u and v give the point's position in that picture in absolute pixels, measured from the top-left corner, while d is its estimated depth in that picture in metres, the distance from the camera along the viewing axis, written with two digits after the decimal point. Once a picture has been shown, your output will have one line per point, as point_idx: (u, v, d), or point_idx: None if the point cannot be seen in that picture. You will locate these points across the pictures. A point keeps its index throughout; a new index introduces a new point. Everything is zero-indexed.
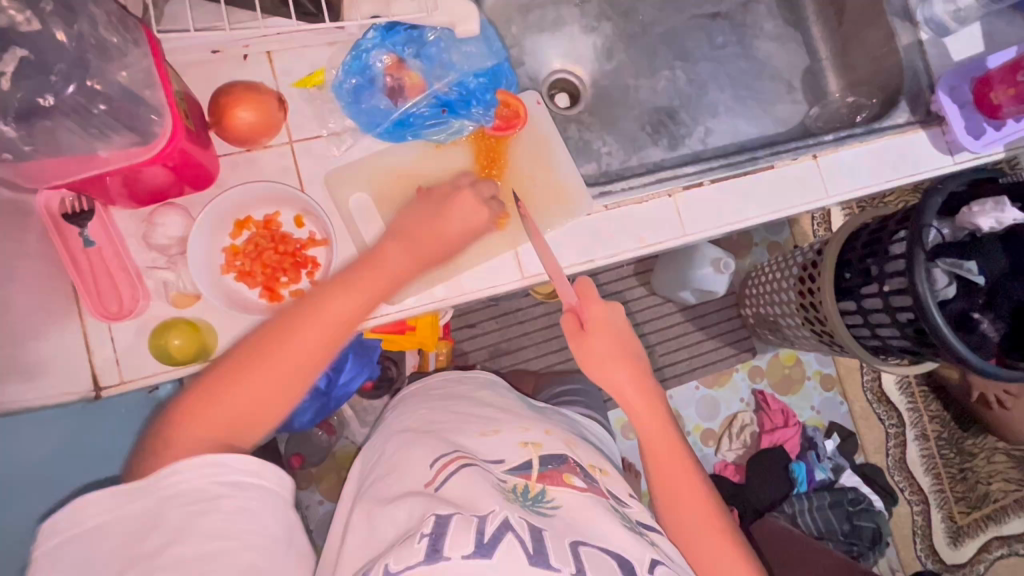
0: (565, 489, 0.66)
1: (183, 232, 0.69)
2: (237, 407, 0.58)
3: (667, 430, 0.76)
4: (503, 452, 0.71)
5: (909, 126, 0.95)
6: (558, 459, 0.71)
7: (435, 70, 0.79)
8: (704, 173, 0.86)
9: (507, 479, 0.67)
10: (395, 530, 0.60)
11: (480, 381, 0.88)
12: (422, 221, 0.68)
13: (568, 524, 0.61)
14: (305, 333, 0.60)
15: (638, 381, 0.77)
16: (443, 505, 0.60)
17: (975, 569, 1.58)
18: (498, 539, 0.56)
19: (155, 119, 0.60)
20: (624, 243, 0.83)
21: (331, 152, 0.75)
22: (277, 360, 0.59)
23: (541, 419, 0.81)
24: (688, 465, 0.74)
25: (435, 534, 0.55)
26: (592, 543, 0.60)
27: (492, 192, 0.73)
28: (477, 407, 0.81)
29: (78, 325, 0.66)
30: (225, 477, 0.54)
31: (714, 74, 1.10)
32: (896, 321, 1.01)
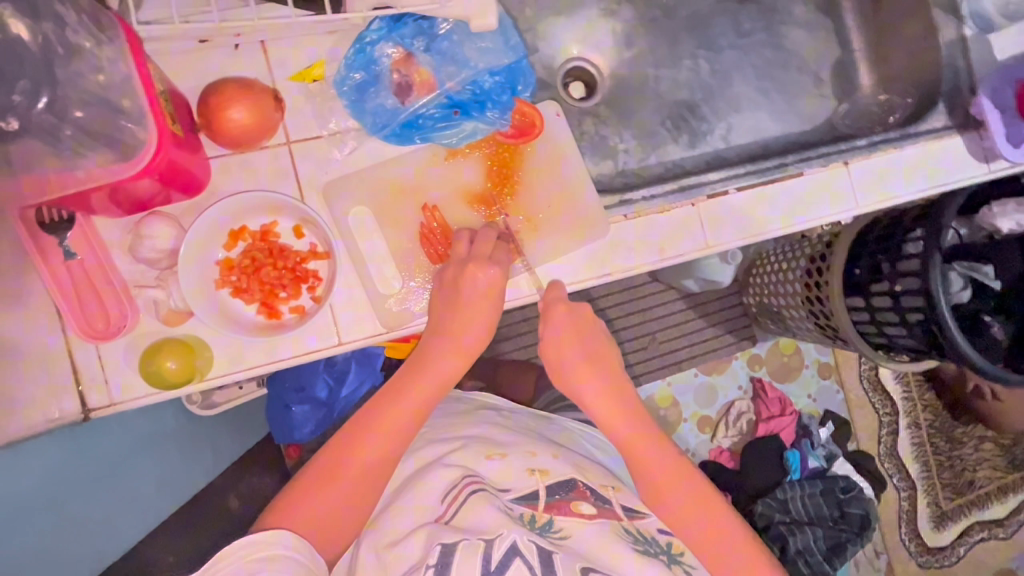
0: (572, 519, 0.64)
1: (174, 243, 0.64)
2: (318, 511, 0.61)
3: (651, 436, 0.69)
4: (513, 482, 0.69)
5: (946, 131, 0.90)
6: (565, 487, 0.68)
7: (445, 66, 0.72)
8: (729, 181, 0.82)
9: (514, 507, 0.64)
10: (401, 564, 0.58)
11: (478, 403, 0.87)
12: (461, 313, 0.67)
13: (578, 552, 0.59)
14: (369, 439, 0.64)
15: (612, 394, 0.70)
16: (449, 533, 0.58)
17: (955, 552, 1.61)
18: (506, 565, 0.54)
19: (129, 126, 0.53)
20: (643, 255, 0.78)
21: (332, 155, 0.69)
22: (352, 463, 0.63)
23: (544, 440, 0.78)
24: (684, 467, 0.69)
25: (440, 563, 0.53)
26: (604, 571, 0.58)
27: (494, 250, 0.69)
28: (479, 427, 0.78)
29: (63, 346, 0.62)
30: (267, 552, 0.54)
31: (739, 64, 1.03)
32: (904, 321, 0.98)
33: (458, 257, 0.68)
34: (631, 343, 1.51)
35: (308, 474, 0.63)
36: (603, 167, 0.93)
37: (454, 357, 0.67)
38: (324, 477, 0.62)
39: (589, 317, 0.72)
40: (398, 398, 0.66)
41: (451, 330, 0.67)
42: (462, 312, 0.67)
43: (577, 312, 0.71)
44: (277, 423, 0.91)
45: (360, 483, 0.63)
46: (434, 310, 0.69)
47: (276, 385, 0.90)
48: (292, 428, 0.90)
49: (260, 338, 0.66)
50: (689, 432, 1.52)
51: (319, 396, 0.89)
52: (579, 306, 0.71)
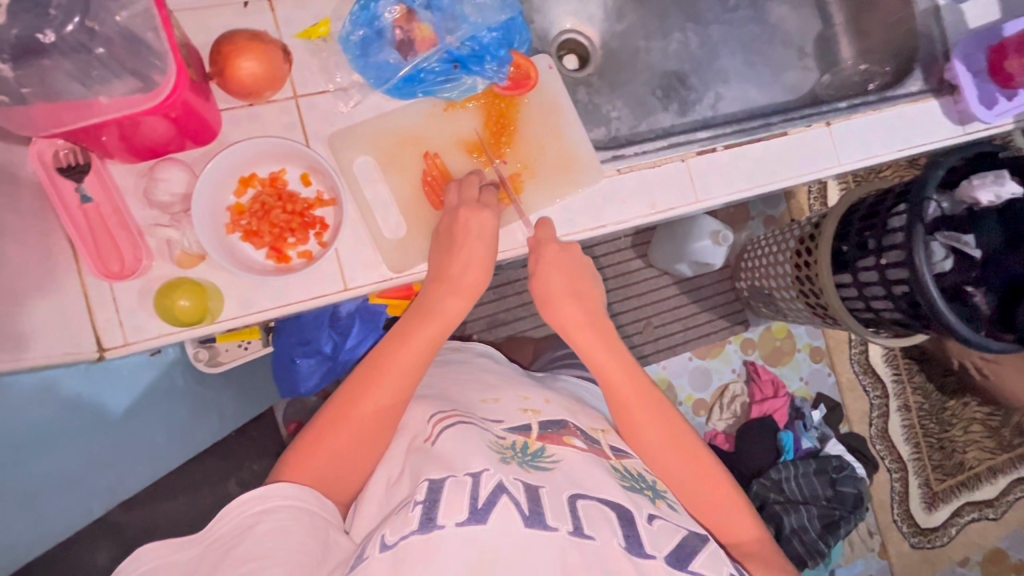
0: (566, 448, 0.66)
1: (186, 188, 0.66)
2: (332, 460, 0.63)
3: (640, 380, 0.74)
4: (503, 415, 0.72)
5: (922, 94, 0.94)
6: (557, 424, 0.71)
7: (446, 22, 0.75)
8: (717, 139, 0.85)
9: (507, 436, 0.67)
10: (393, 498, 0.60)
11: (477, 351, 0.90)
12: (456, 256, 0.70)
13: (568, 478, 0.62)
14: (378, 387, 0.66)
15: (608, 346, 0.74)
16: (435, 468, 0.59)
17: (947, 532, 1.65)
18: (493, 503, 0.55)
19: (157, 64, 0.57)
20: (635, 209, 0.81)
21: (339, 108, 0.73)
22: (359, 414, 0.65)
23: (541, 386, 0.82)
24: (666, 408, 0.73)
25: (428, 502, 0.54)
26: (591, 495, 0.60)
27: (481, 194, 0.72)
28: (471, 373, 0.82)
29: (79, 284, 0.65)
30: (266, 505, 0.55)
31: (726, 37, 1.07)
32: (891, 294, 1.01)
33: (456, 202, 0.72)
34: (625, 322, 1.54)
35: (318, 427, 0.65)
36: (596, 133, 0.97)
37: (458, 299, 0.70)
38: (336, 420, 0.64)
39: (580, 262, 0.75)
40: (405, 341, 0.68)
41: (452, 273, 0.70)
42: (460, 255, 0.70)
43: (568, 255, 0.74)
44: (282, 375, 0.94)
45: (373, 424, 0.65)
46: (435, 255, 0.72)
47: (281, 342, 0.92)
48: (297, 381, 0.93)
49: (271, 279, 0.69)
50: (684, 415, 1.55)
51: (324, 350, 0.92)
52: (570, 250, 0.75)
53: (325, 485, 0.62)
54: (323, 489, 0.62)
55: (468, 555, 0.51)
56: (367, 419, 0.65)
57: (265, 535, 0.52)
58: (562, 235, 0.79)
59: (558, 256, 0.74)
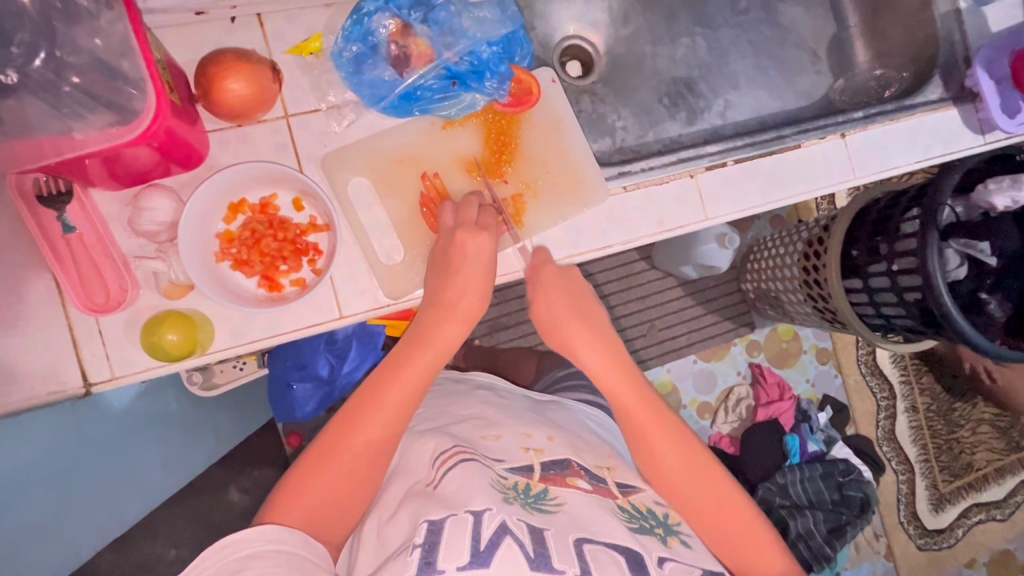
0: (568, 490, 0.64)
1: (173, 217, 0.64)
2: (323, 499, 0.60)
3: (660, 412, 0.71)
4: (506, 453, 0.69)
5: (942, 103, 0.90)
6: (560, 464, 0.69)
7: (443, 37, 0.71)
8: (728, 152, 0.81)
9: (508, 476, 0.64)
10: (392, 541, 0.58)
11: (475, 383, 0.87)
12: (451, 282, 0.67)
13: (571, 520, 0.59)
14: (372, 422, 0.63)
15: (625, 376, 0.71)
16: (434, 510, 0.57)
17: (954, 534, 1.62)
18: (496, 543, 0.52)
19: (135, 93, 0.53)
20: (641, 228, 0.78)
21: (331, 128, 0.69)
22: (352, 451, 0.62)
23: (540, 420, 0.78)
24: (691, 445, 0.70)
25: (427, 546, 0.52)
26: (597, 539, 0.58)
27: (476, 216, 0.68)
28: (473, 407, 0.79)
29: (64, 318, 0.62)
30: (249, 550, 0.51)
31: (736, 40, 1.03)
32: (902, 301, 0.97)
33: (452, 224, 0.68)
34: (629, 330, 1.51)
35: (308, 464, 0.62)
36: (601, 144, 0.93)
37: (454, 325, 0.67)
38: (329, 454, 0.62)
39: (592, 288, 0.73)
40: (399, 370, 0.65)
41: (449, 298, 0.67)
42: (456, 280, 0.67)
43: (577, 282, 0.72)
44: (277, 399, 0.92)
45: (366, 458, 0.63)
46: (430, 279, 0.69)
47: (276, 364, 0.89)
48: (293, 407, 0.91)
49: (262, 309, 0.66)
50: (689, 418, 1.52)
51: (320, 373, 0.89)
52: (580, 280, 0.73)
53: (317, 526, 0.59)
54: (315, 530, 0.59)
55: None
56: (361, 457, 0.62)
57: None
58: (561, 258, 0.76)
59: (564, 280, 0.72)
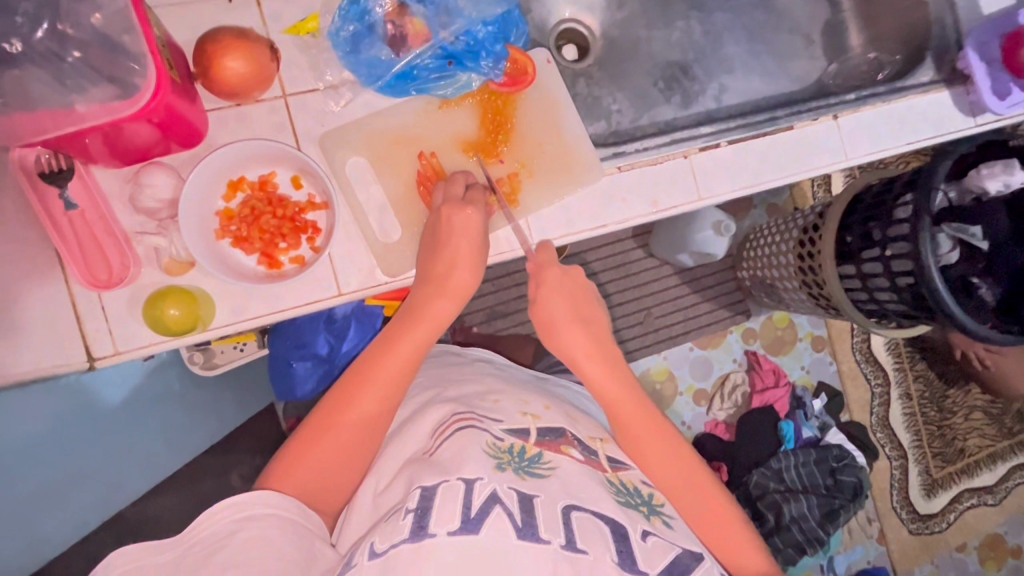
0: (562, 456, 0.65)
1: (173, 193, 0.64)
2: (318, 471, 0.62)
3: (646, 407, 0.73)
4: (503, 414, 0.70)
5: (933, 85, 0.91)
6: (555, 432, 0.70)
7: (439, 17, 0.72)
8: (721, 134, 0.83)
9: (503, 438, 0.66)
10: (386, 502, 0.59)
11: (469, 357, 0.88)
12: (439, 256, 0.68)
13: (562, 486, 0.61)
14: (366, 399, 0.64)
15: (612, 373, 0.73)
16: (428, 475, 0.59)
17: (945, 519, 1.64)
18: (486, 512, 0.54)
19: (135, 68, 0.54)
20: (636, 208, 0.79)
21: (330, 107, 0.70)
22: (346, 427, 0.63)
23: (540, 391, 0.80)
24: (673, 436, 0.73)
25: (420, 509, 0.54)
26: (586, 506, 0.59)
27: (464, 191, 0.70)
28: (472, 376, 0.80)
29: (67, 294, 0.63)
30: (249, 512, 0.53)
31: (730, 25, 1.04)
32: (895, 286, 0.99)
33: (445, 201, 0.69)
34: (625, 315, 1.52)
35: (303, 438, 0.63)
36: (597, 127, 0.94)
37: (445, 301, 0.68)
38: (324, 428, 0.63)
39: (582, 281, 0.74)
40: (391, 346, 0.67)
41: (438, 273, 0.68)
42: (446, 255, 0.68)
43: (569, 276, 0.73)
44: (278, 378, 0.92)
45: (360, 431, 0.64)
46: (423, 255, 0.70)
47: (276, 345, 0.90)
48: (294, 386, 0.92)
49: (261, 286, 0.67)
50: (684, 406, 1.54)
51: (320, 352, 0.90)
52: (572, 273, 0.74)
53: (313, 496, 0.61)
54: (309, 500, 0.61)
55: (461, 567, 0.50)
56: (356, 433, 0.63)
57: (244, 543, 0.50)
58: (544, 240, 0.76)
59: (561, 281, 0.72)
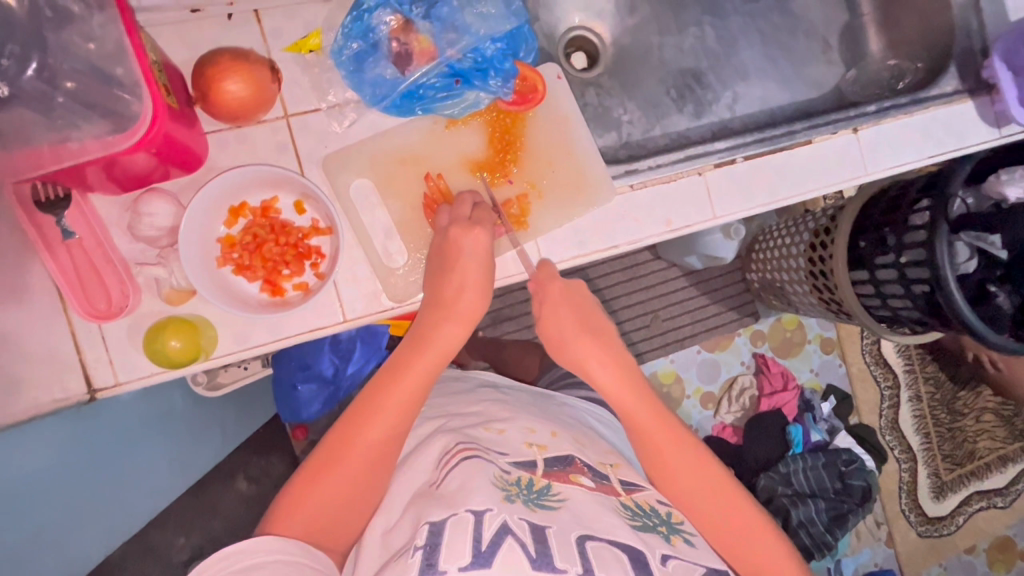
0: (573, 487, 0.63)
1: (173, 221, 0.63)
2: (324, 506, 0.60)
3: (658, 409, 0.70)
4: (508, 447, 0.68)
5: (957, 95, 0.88)
6: (564, 461, 0.68)
7: (446, 33, 0.69)
8: (738, 148, 0.80)
9: (512, 470, 0.64)
10: (394, 542, 0.57)
11: (476, 382, 0.87)
12: (445, 279, 0.66)
13: (575, 516, 0.59)
14: (372, 427, 0.63)
15: (622, 375, 0.70)
16: (435, 510, 0.57)
17: (954, 521, 1.62)
18: (498, 544, 0.52)
19: (130, 99, 0.52)
20: (649, 228, 0.77)
21: (332, 127, 0.68)
22: (352, 459, 0.62)
23: (544, 416, 0.78)
24: (687, 437, 0.70)
25: (429, 547, 0.52)
26: (601, 537, 0.57)
27: (470, 213, 0.67)
28: (478, 404, 0.78)
29: (66, 325, 0.62)
30: (247, 561, 0.51)
31: (746, 30, 1.00)
32: (909, 292, 0.96)
33: (451, 222, 0.67)
34: (633, 320, 1.50)
35: (309, 470, 0.62)
36: (607, 139, 0.91)
37: (454, 326, 0.66)
38: (331, 459, 0.62)
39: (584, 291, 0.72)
40: (399, 373, 0.65)
41: (447, 298, 0.66)
42: (455, 278, 0.66)
43: (571, 288, 0.71)
44: (281, 401, 0.92)
45: (367, 465, 0.62)
46: (429, 280, 0.68)
47: (280, 365, 0.90)
48: (298, 408, 0.91)
49: (266, 316, 0.65)
50: (691, 409, 1.53)
51: (324, 373, 0.89)
52: (573, 282, 0.72)
53: (320, 533, 0.60)
54: (315, 538, 0.59)
55: None
56: (362, 464, 0.62)
57: None
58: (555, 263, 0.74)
59: (566, 283, 0.71)
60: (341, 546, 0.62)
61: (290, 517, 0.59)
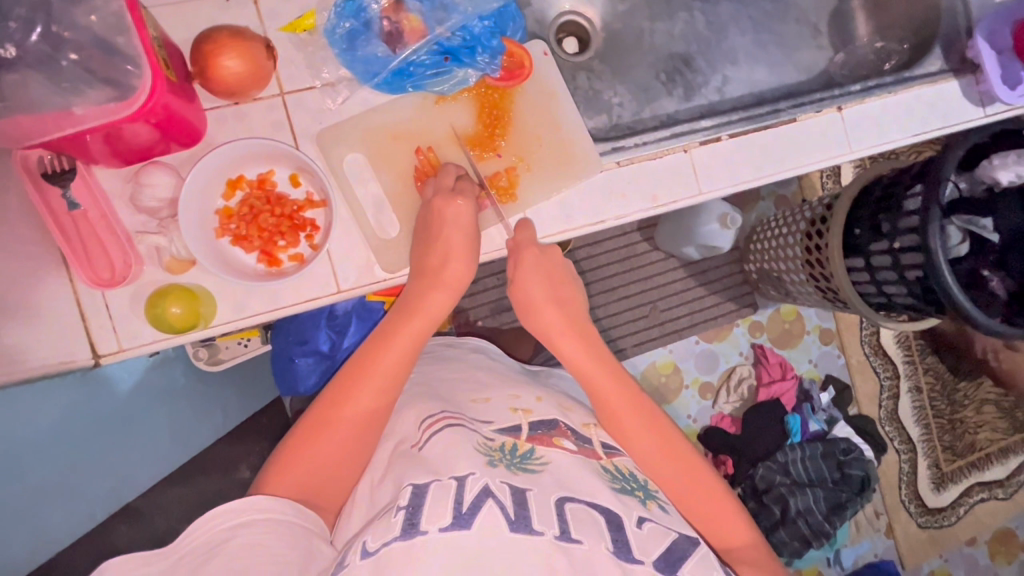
0: (554, 449, 0.65)
1: (173, 193, 0.65)
2: (314, 467, 0.62)
3: (624, 383, 0.72)
4: (492, 415, 0.71)
5: (941, 75, 0.89)
6: (548, 425, 0.71)
7: (435, 13, 0.72)
8: (722, 127, 0.82)
9: (496, 437, 0.66)
10: (379, 501, 0.60)
11: (469, 346, 0.90)
12: (431, 249, 0.68)
13: (556, 481, 0.61)
14: (362, 393, 0.65)
15: (590, 350, 0.73)
16: (419, 474, 0.59)
17: (955, 512, 1.63)
18: (478, 506, 0.54)
19: (131, 70, 0.55)
20: (634, 203, 0.79)
21: (326, 105, 0.70)
22: (340, 422, 0.64)
23: (530, 383, 0.81)
24: (652, 410, 0.72)
25: (412, 508, 0.54)
26: (580, 499, 0.60)
27: (455, 182, 0.70)
28: (463, 371, 0.81)
29: (71, 292, 0.64)
30: (239, 520, 0.54)
31: (735, 15, 1.02)
32: (903, 278, 0.97)
33: (439, 193, 0.69)
34: (630, 309, 1.51)
35: (298, 433, 0.64)
36: (598, 121, 0.93)
37: (440, 292, 0.68)
38: (322, 423, 0.64)
39: (562, 264, 0.74)
40: (388, 341, 0.67)
41: (433, 266, 0.68)
42: (440, 245, 0.68)
43: (546, 255, 0.73)
44: (280, 373, 0.94)
45: (357, 428, 0.65)
46: (416, 248, 0.70)
47: (279, 341, 0.91)
48: (297, 381, 0.92)
49: (263, 284, 0.68)
50: (690, 400, 1.54)
51: (321, 348, 0.91)
52: (549, 254, 0.73)
53: (310, 493, 0.62)
54: (306, 497, 0.62)
55: (450, 562, 0.51)
56: (350, 429, 0.64)
57: (240, 550, 0.51)
58: (543, 236, 0.76)
59: (542, 256, 0.72)
60: (333, 506, 0.64)
61: (281, 476, 0.61)
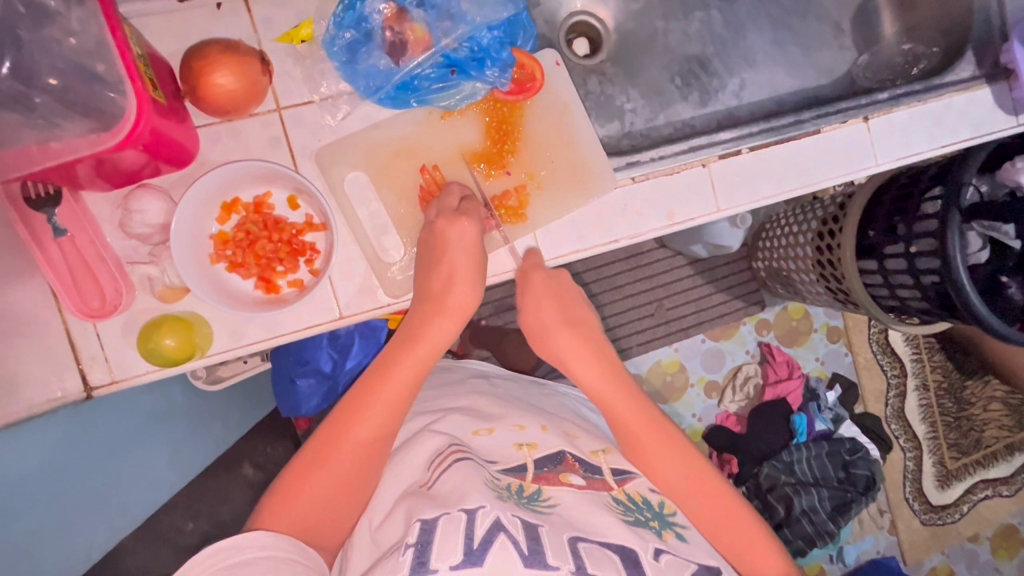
0: (561, 488, 0.63)
1: (165, 218, 0.62)
2: (317, 504, 0.60)
3: (641, 403, 0.70)
4: (498, 454, 0.68)
5: (973, 82, 0.84)
6: (554, 459, 0.68)
7: (441, 22, 0.67)
8: (744, 139, 0.77)
9: (501, 478, 0.63)
10: (386, 539, 0.58)
11: (467, 373, 0.87)
12: (434, 275, 0.65)
13: (564, 519, 0.59)
14: (363, 423, 0.63)
15: (606, 371, 0.70)
16: (427, 509, 0.57)
17: (958, 509, 1.61)
18: (490, 542, 0.52)
19: (114, 96, 0.51)
20: (650, 220, 0.75)
21: (325, 120, 0.66)
22: (342, 455, 0.62)
23: (534, 411, 0.77)
24: (671, 431, 0.70)
25: (420, 544, 0.51)
26: (591, 538, 0.57)
27: (457, 203, 0.66)
28: (469, 398, 0.78)
29: (60, 323, 0.61)
30: (240, 557, 0.52)
31: (754, 14, 0.97)
32: (919, 284, 0.93)
33: (443, 214, 0.65)
34: (637, 312, 1.48)
35: (299, 468, 0.61)
36: (609, 128, 0.89)
37: (444, 321, 0.65)
38: (322, 457, 0.61)
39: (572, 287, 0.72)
40: (389, 368, 0.65)
41: (436, 292, 0.65)
42: (445, 270, 0.65)
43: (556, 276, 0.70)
44: (281, 393, 0.91)
45: (358, 463, 0.62)
46: (419, 272, 0.67)
47: (279, 359, 0.89)
48: (297, 404, 0.90)
49: (261, 313, 0.64)
50: (695, 398, 1.51)
51: (323, 369, 0.88)
52: (558, 277, 0.71)
53: (311, 532, 0.59)
54: (307, 536, 0.59)
55: None
56: (352, 464, 0.62)
57: None
58: (555, 258, 0.73)
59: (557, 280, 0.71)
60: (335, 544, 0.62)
61: (282, 515, 0.58)
